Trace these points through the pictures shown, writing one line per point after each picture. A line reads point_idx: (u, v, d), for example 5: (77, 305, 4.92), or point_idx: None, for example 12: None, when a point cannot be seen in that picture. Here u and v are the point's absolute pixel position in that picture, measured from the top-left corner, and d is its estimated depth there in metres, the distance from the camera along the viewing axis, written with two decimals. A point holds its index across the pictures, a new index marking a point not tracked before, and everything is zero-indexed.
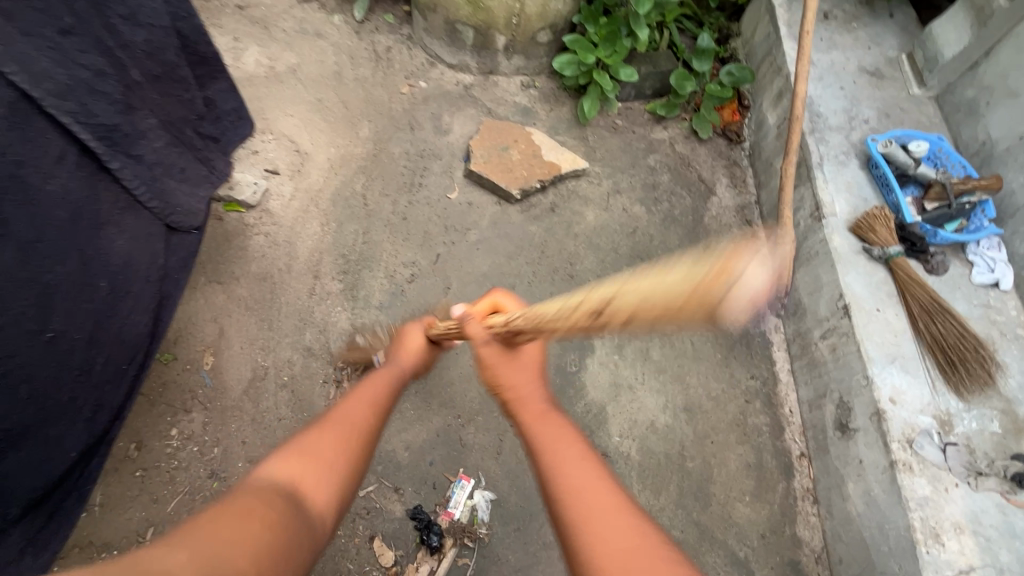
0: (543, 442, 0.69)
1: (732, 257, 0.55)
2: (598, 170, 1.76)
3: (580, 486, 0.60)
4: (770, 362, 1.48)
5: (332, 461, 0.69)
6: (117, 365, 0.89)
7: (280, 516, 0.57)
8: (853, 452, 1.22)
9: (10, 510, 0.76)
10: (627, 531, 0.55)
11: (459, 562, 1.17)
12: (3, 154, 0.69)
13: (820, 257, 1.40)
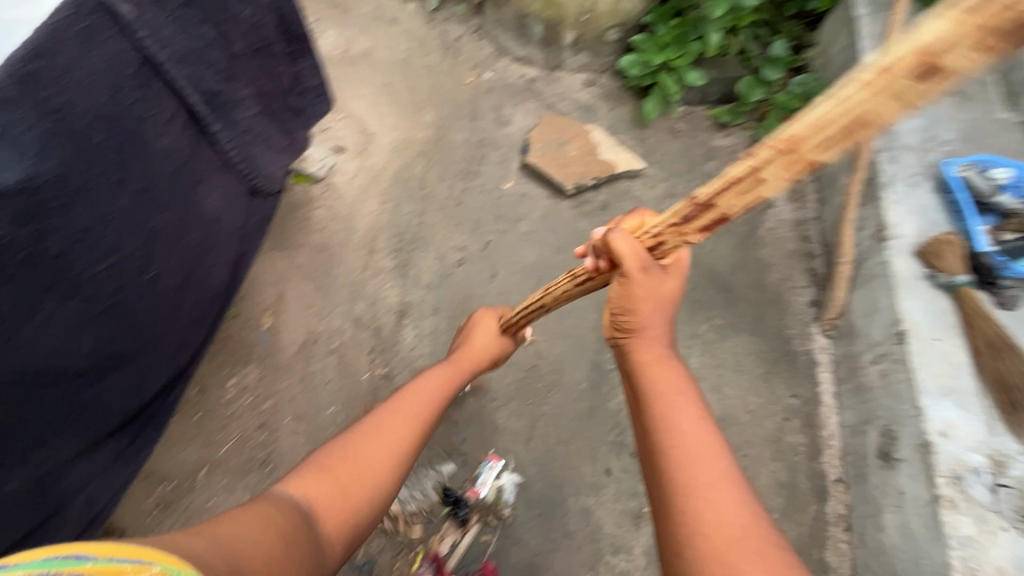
0: (653, 395, 0.69)
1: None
2: (654, 172, 1.75)
3: (693, 451, 0.61)
4: (813, 382, 1.45)
5: (351, 483, 0.78)
6: (199, 311, 0.99)
7: (296, 529, 0.67)
8: (894, 482, 1.17)
9: (109, 425, 0.86)
10: (736, 504, 0.58)
11: (481, 538, 1.21)
12: (129, 111, 0.79)
13: (878, 279, 1.36)
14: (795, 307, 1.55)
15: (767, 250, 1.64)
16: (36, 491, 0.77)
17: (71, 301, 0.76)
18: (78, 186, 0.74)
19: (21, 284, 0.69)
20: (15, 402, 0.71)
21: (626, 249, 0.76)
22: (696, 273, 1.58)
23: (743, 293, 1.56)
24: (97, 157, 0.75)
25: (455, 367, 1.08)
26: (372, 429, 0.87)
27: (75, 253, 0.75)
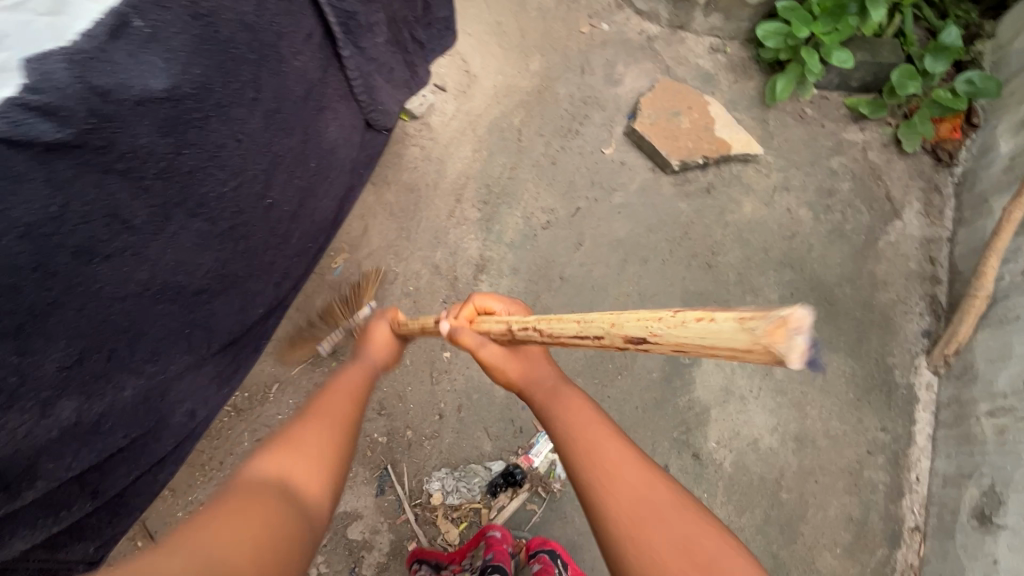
0: (554, 409, 0.67)
1: (764, 337, 0.40)
2: (771, 159, 1.58)
3: (596, 449, 0.61)
4: (909, 420, 1.31)
5: (322, 447, 0.65)
6: (305, 243, 1.00)
7: (272, 513, 0.53)
8: (987, 548, 1.06)
9: (213, 344, 0.86)
10: (643, 485, 0.58)
11: (528, 506, 1.21)
12: (273, 24, 0.76)
13: (1020, 324, 1.20)
14: (904, 335, 1.40)
15: (884, 266, 1.47)
16: (147, 402, 0.77)
17: (195, 219, 0.76)
18: (217, 100, 0.72)
19: (154, 197, 0.70)
20: (137, 314, 0.72)
21: (477, 345, 0.74)
22: (798, 279, 1.44)
23: (848, 310, 1.41)
24: (235, 71, 0.73)
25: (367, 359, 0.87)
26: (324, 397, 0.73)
27: (205, 170, 0.75)
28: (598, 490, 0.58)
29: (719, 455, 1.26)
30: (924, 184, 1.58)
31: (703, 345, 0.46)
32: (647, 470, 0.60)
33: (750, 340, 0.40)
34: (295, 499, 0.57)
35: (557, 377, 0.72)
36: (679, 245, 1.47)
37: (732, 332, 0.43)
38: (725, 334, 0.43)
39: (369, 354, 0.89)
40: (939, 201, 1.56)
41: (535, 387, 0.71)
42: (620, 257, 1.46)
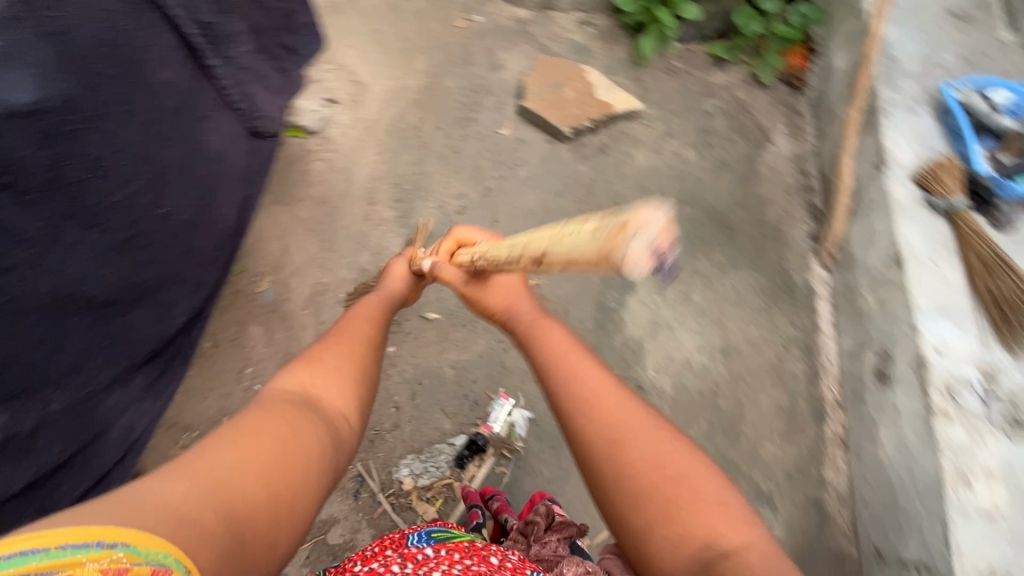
0: (534, 332, 0.79)
1: (629, 214, 0.59)
2: (652, 112, 1.73)
3: (580, 380, 0.69)
4: (811, 313, 1.48)
5: (340, 372, 0.73)
6: (211, 251, 1.02)
7: (292, 415, 0.63)
8: (889, 400, 1.22)
9: (135, 356, 0.88)
10: (621, 410, 0.66)
11: (497, 470, 1.26)
12: (129, 39, 0.79)
13: (876, 207, 1.37)
14: (794, 241, 1.57)
15: (766, 186, 1.64)
16: (78, 414, 0.80)
17: (91, 231, 0.77)
18: (85, 113, 0.74)
19: (44, 210, 0.71)
20: (48, 328, 0.74)
21: (455, 279, 0.95)
22: (696, 212, 1.59)
23: (744, 230, 1.57)
24: (98, 86, 0.76)
25: (384, 292, 1.02)
26: (337, 332, 0.82)
27: (94, 181, 0.77)
28: (583, 416, 0.66)
29: (659, 381, 1.38)
30: (785, 109, 1.77)
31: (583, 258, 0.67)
32: (626, 396, 0.68)
33: (594, 246, 0.63)
34: (317, 411, 0.66)
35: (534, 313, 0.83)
36: (586, 204, 1.58)
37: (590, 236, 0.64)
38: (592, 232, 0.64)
39: (387, 286, 1.05)
40: (801, 121, 1.76)
41: (517, 312, 0.84)
42: (537, 225, 1.55)
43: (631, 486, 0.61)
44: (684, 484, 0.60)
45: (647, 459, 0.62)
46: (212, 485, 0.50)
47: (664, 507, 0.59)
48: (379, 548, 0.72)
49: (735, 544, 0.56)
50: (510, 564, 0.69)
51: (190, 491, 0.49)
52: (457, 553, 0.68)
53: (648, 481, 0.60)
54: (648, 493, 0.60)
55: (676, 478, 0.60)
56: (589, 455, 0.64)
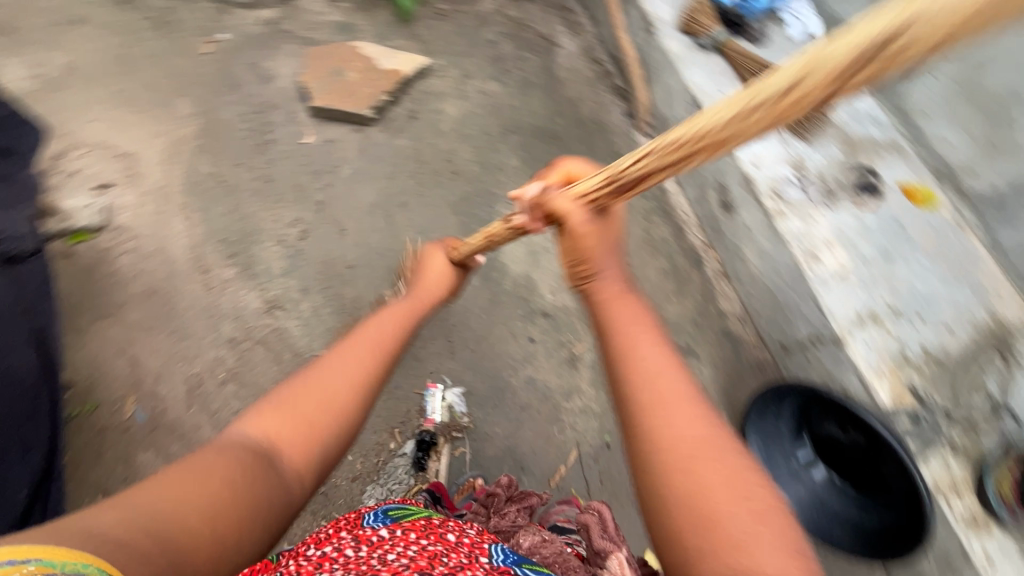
0: (610, 312, 0.66)
1: None
2: (440, 61, 1.71)
3: (654, 373, 0.58)
4: (655, 180, 1.59)
5: (321, 411, 0.72)
6: (26, 404, 0.88)
7: (240, 468, 0.63)
8: (739, 222, 1.37)
9: None
10: (700, 419, 0.55)
11: (457, 453, 1.27)
12: None
13: (663, 66, 1.51)
14: (614, 124, 1.66)
15: (571, 86, 1.71)
16: None
17: None
18: None
19: None
20: None
21: (562, 210, 0.73)
22: (523, 138, 1.63)
23: (570, 134, 1.64)
24: None
25: (417, 300, 1.04)
26: (330, 358, 0.80)
27: None
28: (652, 419, 0.56)
29: (560, 301, 1.41)
30: (557, 11, 1.83)
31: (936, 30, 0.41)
32: (710, 408, 0.56)
33: None
34: (268, 468, 0.65)
35: (619, 279, 0.70)
36: (422, 175, 1.56)
37: None
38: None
39: (416, 293, 1.07)
40: (575, 16, 1.83)
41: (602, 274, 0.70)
42: (385, 216, 1.50)
43: (699, 513, 0.50)
44: (761, 519, 0.50)
45: (724, 482, 0.51)
46: (147, 520, 0.52)
47: (735, 537, 0.48)
48: (335, 531, 0.73)
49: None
50: (468, 539, 0.72)
51: (120, 521, 0.50)
52: (414, 532, 0.70)
53: (719, 503, 0.50)
54: (715, 519, 0.49)
55: (755, 510, 0.50)
56: (652, 465, 0.54)
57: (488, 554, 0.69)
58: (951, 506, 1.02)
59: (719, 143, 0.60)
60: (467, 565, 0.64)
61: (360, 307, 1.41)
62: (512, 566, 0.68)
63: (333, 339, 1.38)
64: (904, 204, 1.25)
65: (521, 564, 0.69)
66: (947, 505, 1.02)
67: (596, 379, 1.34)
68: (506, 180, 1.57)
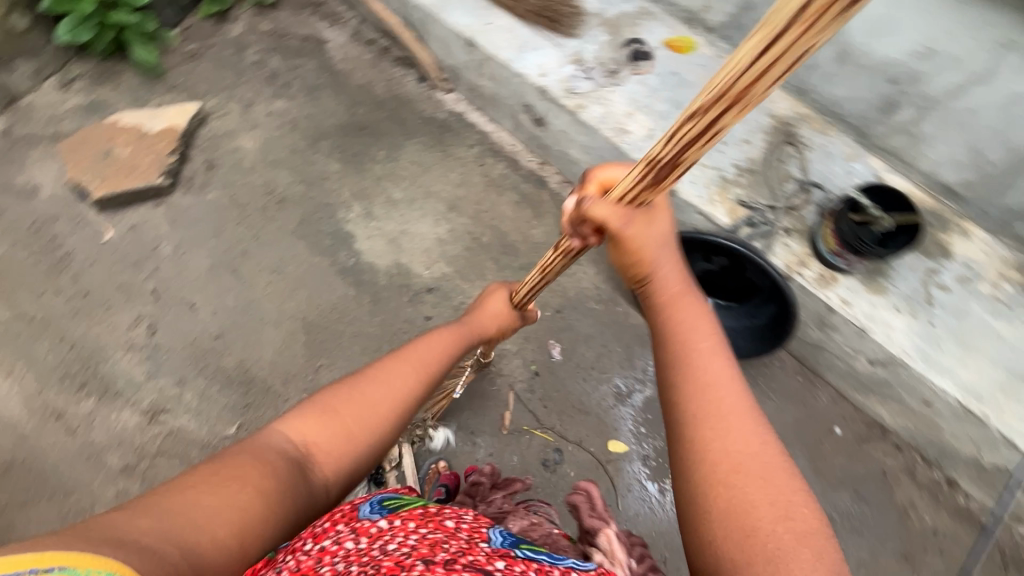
0: (677, 320, 0.66)
1: None
2: (214, 101, 1.60)
3: (710, 385, 0.61)
4: (473, 127, 1.62)
5: (354, 425, 0.77)
6: None
7: (273, 477, 0.66)
8: (555, 130, 1.46)
9: None
10: (753, 437, 0.58)
11: (418, 450, 1.27)
12: None
13: (428, 21, 1.54)
14: (412, 92, 1.66)
15: (357, 74, 1.68)
16: None
17: None
18: None
19: None
20: None
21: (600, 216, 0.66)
22: (334, 141, 1.59)
23: (377, 119, 1.63)
24: None
25: (470, 326, 1.06)
26: (372, 370, 0.85)
27: None
28: (711, 431, 0.59)
29: (437, 272, 1.45)
30: (309, 6, 1.76)
31: None
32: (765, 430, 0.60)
33: None
34: (301, 478, 0.70)
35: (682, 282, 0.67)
36: (250, 218, 1.47)
37: None
38: None
39: (473, 320, 1.08)
40: (330, 6, 1.77)
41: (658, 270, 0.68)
42: (230, 273, 1.41)
43: (739, 524, 0.54)
44: (802, 539, 0.53)
45: (767, 502, 0.55)
46: (180, 528, 0.55)
47: (769, 551, 0.53)
48: (330, 522, 0.66)
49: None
50: (467, 524, 0.70)
51: (154, 533, 0.53)
52: (413, 522, 0.66)
53: (763, 521, 0.54)
54: (755, 534, 0.53)
55: (796, 530, 0.53)
56: (702, 477, 0.58)
57: (488, 537, 0.68)
58: (804, 276, 1.20)
59: (760, 89, 0.49)
60: (467, 550, 0.61)
61: (247, 369, 1.32)
62: (510, 548, 0.67)
63: (235, 413, 1.28)
64: (673, 58, 1.41)
65: (519, 545, 0.69)
66: (800, 276, 1.20)
67: None
68: (335, 186, 1.53)
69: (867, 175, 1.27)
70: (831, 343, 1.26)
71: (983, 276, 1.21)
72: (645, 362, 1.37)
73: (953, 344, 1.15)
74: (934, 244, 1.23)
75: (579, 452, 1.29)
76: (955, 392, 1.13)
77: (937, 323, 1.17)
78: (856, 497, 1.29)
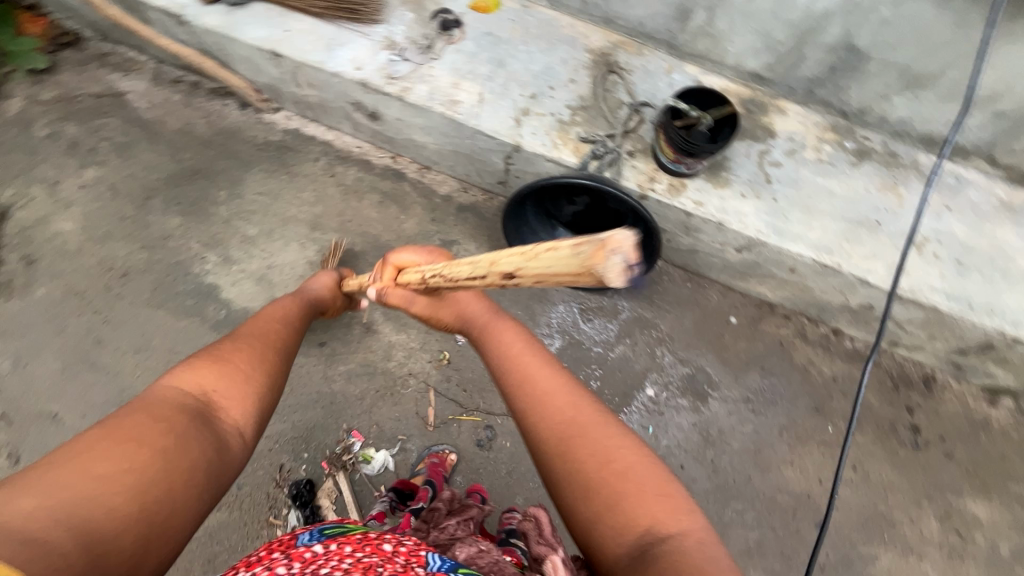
0: (494, 343, 0.80)
1: (595, 255, 0.48)
2: (12, 192, 1.43)
3: (527, 376, 0.71)
4: (312, 140, 1.55)
5: (248, 370, 0.73)
6: None
7: (179, 425, 0.58)
8: (392, 121, 1.42)
9: None
10: (570, 403, 0.67)
11: (352, 477, 1.24)
12: None
13: (223, 45, 1.43)
14: (237, 122, 1.55)
15: (171, 119, 1.55)
16: None
17: None
18: None
19: None
20: None
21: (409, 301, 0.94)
22: (165, 195, 1.47)
23: (207, 160, 1.51)
24: None
25: (309, 297, 1.08)
26: (249, 331, 0.83)
27: None
28: (535, 413, 0.67)
29: None
30: (93, 60, 1.59)
31: (555, 279, 0.55)
32: (582, 396, 0.68)
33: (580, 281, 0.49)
34: (209, 424, 0.62)
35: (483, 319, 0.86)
36: (95, 303, 1.34)
37: (569, 251, 0.52)
38: (564, 257, 0.53)
39: (306, 289, 1.11)
40: (117, 54, 1.60)
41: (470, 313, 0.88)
42: (92, 368, 1.29)
43: (574, 479, 0.60)
44: (625, 474, 0.59)
45: (593, 450, 0.61)
46: (76, 502, 0.46)
47: (606, 496, 0.58)
48: (265, 550, 0.60)
49: (674, 532, 0.55)
50: (406, 546, 0.64)
51: (36, 512, 0.44)
52: (351, 545, 0.61)
53: (591, 470, 0.60)
54: (591, 483, 0.59)
55: (617, 470, 0.60)
56: (540, 451, 0.64)
57: (426, 561, 0.62)
58: (657, 190, 1.27)
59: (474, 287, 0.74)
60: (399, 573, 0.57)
61: None
62: (448, 570, 0.61)
63: None
64: (482, 20, 1.41)
65: (459, 567, 0.62)
66: (653, 192, 1.27)
67: (396, 325, 1.36)
68: (181, 241, 1.42)
69: (685, 82, 1.36)
70: (701, 244, 1.35)
71: (805, 144, 1.33)
72: (547, 317, 1.40)
73: (797, 212, 1.27)
74: (757, 126, 1.34)
75: (509, 421, 1.30)
76: (810, 252, 1.25)
77: (779, 196, 1.28)
78: (763, 372, 1.40)
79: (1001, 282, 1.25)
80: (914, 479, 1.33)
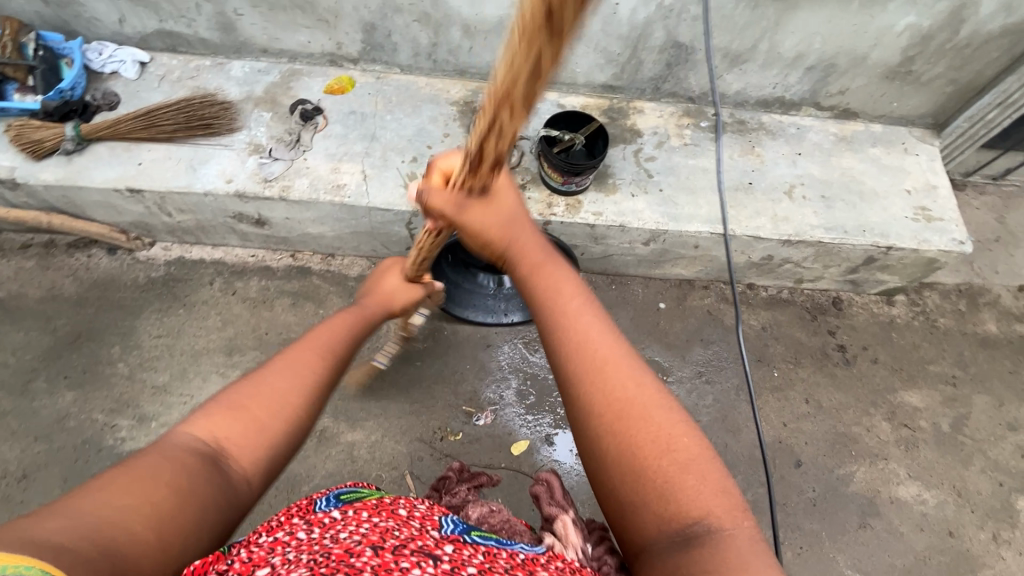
0: (546, 284, 0.70)
1: None
2: None
3: (585, 340, 0.64)
4: (201, 263, 1.46)
5: (270, 418, 0.64)
6: None
7: (190, 472, 0.53)
8: (281, 221, 1.38)
9: None
10: (634, 382, 0.61)
11: None
12: None
13: (70, 196, 1.32)
14: (110, 269, 1.43)
15: (31, 289, 1.39)
16: None
17: None
18: None
19: None
20: None
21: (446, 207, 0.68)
22: (49, 372, 1.31)
23: (87, 319, 1.37)
24: None
25: (363, 306, 0.92)
26: (283, 353, 0.72)
27: None
28: (591, 387, 0.61)
29: None
30: None
31: None
32: (648, 374, 0.62)
33: None
34: (216, 471, 0.56)
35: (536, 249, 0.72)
36: None
37: None
38: None
39: (367, 298, 0.96)
40: None
41: (520, 244, 0.71)
42: None
43: (631, 464, 0.56)
44: (685, 466, 0.56)
45: (653, 439, 0.57)
46: (94, 531, 0.43)
47: (662, 485, 0.55)
48: (284, 516, 0.58)
49: (728, 526, 0.53)
50: (420, 510, 0.62)
51: (61, 535, 0.41)
52: (367, 510, 0.58)
53: (651, 460, 0.56)
54: (646, 472, 0.56)
55: (679, 460, 0.56)
56: (592, 431, 0.60)
57: (440, 524, 0.60)
58: (557, 213, 1.33)
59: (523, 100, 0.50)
60: (417, 536, 0.54)
61: None
62: (461, 532, 0.59)
63: None
64: (341, 100, 1.42)
65: (471, 531, 0.61)
66: (555, 216, 1.33)
67: (351, 423, 1.30)
68: (81, 416, 1.27)
69: (549, 109, 1.45)
70: (613, 248, 1.43)
71: (669, 134, 1.46)
72: (496, 361, 1.40)
73: (683, 196, 1.38)
74: (625, 130, 1.45)
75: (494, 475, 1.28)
76: (706, 227, 1.35)
77: (663, 186, 1.39)
78: (704, 343, 1.49)
79: (862, 204, 1.43)
80: (856, 392, 1.47)
